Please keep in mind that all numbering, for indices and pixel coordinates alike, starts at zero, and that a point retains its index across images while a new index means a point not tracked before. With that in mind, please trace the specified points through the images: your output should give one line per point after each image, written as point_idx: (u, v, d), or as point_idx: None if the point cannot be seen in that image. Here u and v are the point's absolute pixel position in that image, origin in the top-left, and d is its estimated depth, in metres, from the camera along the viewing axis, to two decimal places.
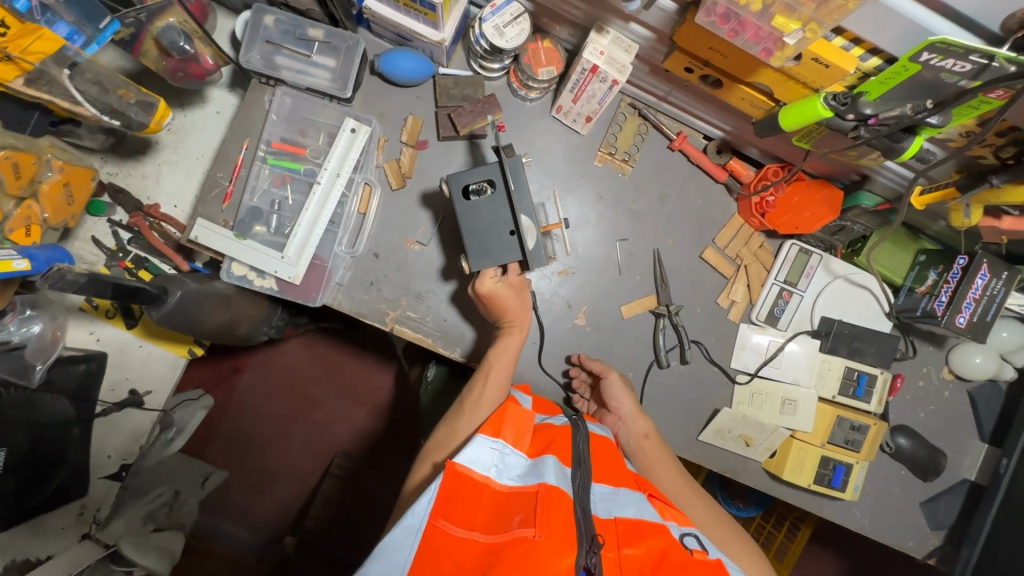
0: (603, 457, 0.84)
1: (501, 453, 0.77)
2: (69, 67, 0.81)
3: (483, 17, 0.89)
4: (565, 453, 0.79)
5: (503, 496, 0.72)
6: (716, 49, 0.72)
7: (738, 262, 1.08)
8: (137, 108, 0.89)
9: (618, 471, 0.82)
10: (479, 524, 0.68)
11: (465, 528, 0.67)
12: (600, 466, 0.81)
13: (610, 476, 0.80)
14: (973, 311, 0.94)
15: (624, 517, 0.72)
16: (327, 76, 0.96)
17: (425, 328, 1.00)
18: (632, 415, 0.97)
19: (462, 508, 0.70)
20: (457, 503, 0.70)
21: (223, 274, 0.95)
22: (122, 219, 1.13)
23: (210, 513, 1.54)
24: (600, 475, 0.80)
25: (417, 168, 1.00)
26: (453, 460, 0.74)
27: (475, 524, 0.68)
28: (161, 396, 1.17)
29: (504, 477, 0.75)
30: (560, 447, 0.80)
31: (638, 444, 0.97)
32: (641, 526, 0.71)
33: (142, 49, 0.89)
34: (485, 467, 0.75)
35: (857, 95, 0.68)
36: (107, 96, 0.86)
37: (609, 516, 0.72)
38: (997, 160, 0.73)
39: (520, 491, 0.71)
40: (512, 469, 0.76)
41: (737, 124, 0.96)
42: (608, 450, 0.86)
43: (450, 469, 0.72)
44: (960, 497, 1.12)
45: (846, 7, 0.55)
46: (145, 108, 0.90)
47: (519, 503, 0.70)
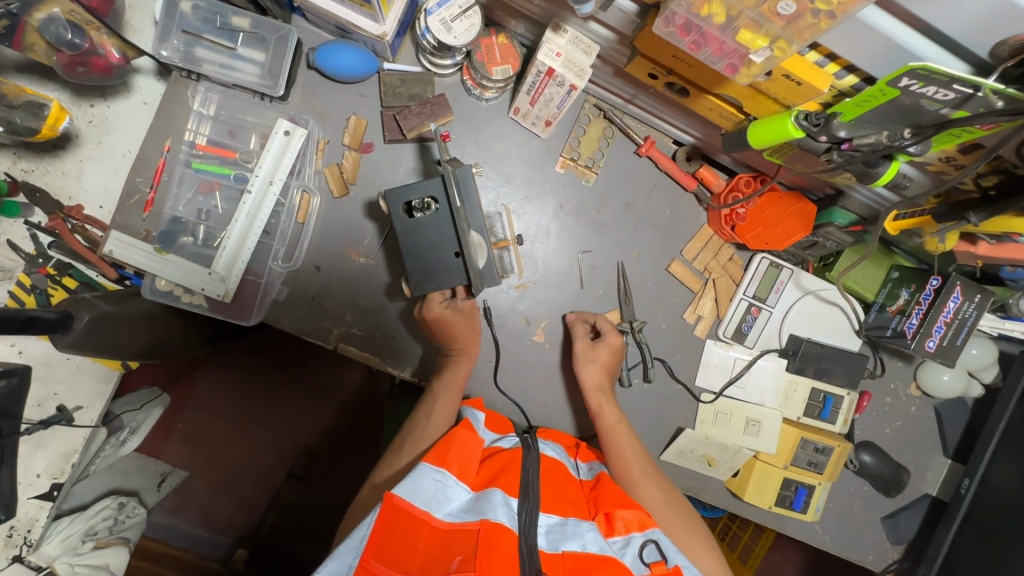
0: (555, 484, 0.76)
1: (440, 484, 0.69)
2: None
3: (428, 9, 0.80)
4: (511, 485, 0.72)
5: (441, 534, 0.64)
6: (679, 57, 0.65)
7: (706, 275, 1.02)
8: (22, 113, 0.79)
9: (569, 499, 0.75)
10: (413, 565, 0.60)
11: (397, 570, 0.58)
12: (549, 493, 0.74)
13: (559, 505, 0.72)
14: (944, 335, 0.90)
15: (571, 551, 0.65)
16: (256, 72, 0.87)
17: (372, 346, 0.94)
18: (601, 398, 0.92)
19: (396, 547, 0.61)
20: (391, 543, 0.61)
21: (146, 291, 0.86)
22: (41, 221, 0.94)
23: (166, 516, 1.48)
24: (548, 503, 0.72)
25: (361, 174, 0.92)
26: (391, 491, 0.65)
27: (410, 564, 0.60)
28: (95, 411, 1.04)
29: (443, 511, 0.67)
30: (507, 479, 0.72)
31: (612, 441, 0.90)
32: (590, 559, 0.63)
33: (26, 43, 0.80)
34: (424, 500, 0.66)
35: (830, 115, 0.62)
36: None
37: (556, 550, 0.65)
38: (978, 188, 0.68)
39: (460, 529, 0.64)
40: (453, 503, 0.69)
41: (706, 132, 0.89)
42: (559, 476, 0.79)
43: (386, 501, 0.63)
44: (920, 513, 1.11)
45: (818, 27, 0.47)
46: (32, 112, 0.79)
47: (458, 542, 0.62)
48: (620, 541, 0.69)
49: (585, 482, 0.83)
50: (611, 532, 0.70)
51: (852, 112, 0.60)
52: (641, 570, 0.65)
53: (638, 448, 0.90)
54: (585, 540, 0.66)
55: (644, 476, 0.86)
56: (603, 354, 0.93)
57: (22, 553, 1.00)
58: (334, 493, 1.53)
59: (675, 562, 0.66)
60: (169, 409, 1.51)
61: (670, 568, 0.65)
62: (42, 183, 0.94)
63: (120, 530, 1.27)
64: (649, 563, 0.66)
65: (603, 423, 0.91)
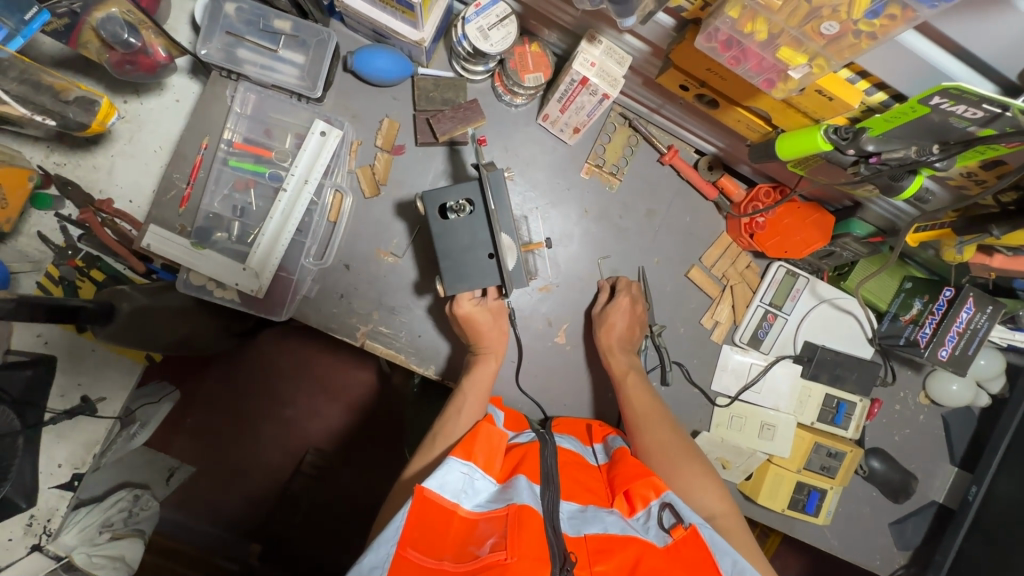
0: (573, 472, 0.78)
1: (470, 476, 0.71)
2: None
3: (466, 17, 0.83)
4: (533, 471, 0.74)
5: (471, 523, 0.66)
6: (714, 71, 0.68)
7: (724, 282, 1.05)
8: (76, 107, 0.83)
9: (589, 486, 0.76)
10: (448, 553, 0.62)
11: (435, 559, 0.61)
12: (567, 482, 0.75)
13: (579, 493, 0.74)
14: (956, 345, 0.92)
15: (594, 533, 0.67)
16: (296, 74, 0.89)
17: (398, 344, 0.95)
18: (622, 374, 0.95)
19: (431, 536, 0.63)
20: (426, 531, 0.63)
21: (178, 284, 0.88)
22: (72, 214, 0.97)
23: (176, 509, 1.49)
24: (568, 491, 0.74)
25: (392, 176, 0.94)
26: (422, 484, 0.66)
27: (445, 553, 0.62)
28: (117, 403, 1.04)
29: (472, 502, 0.69)
30: (528, 467, 0.74)
31: (635, 414, 0.91)
32: (612, 541, 0.66)
33: (80, 40, 0.82)
34: (454, 492, 0.68)
35: (859, 130, 0.64)
36: (39, 95, 0.79)
37: (579, 534, 0.66)
38: (998, 204, 0.71)
39: (489, 516, 0.66)
40: (481, 495, 0.70)
41: (729, 142, 0.92)
42: (576, 466, 0.80)
43: (418, 494, 0.65)
44: (927, 519, 1.14)
45: (860, 46, 0.50)
46: (85, 107, 0.83)
47: (488, 528, 0.65)
48: (643, 517, 0.71)
49: (603, 467, 0.84)
50: (632, 511, 0.72)
51: (881, 127, 0.62)
52: (663, 539, 0.68)
53: (662, 418, 0.90)
54: (607, 522, 0.68)
55: (666, 441, 0.86)
56: (625, 317, 0.96)
57: (41, 542, 1.00)
58: (344, 490, 1.54)
59: (691, 523, 0.69)
60: (180, 404, 1.51)
61: (688, 530, 0.68)
62: (74, 176, 0.97)
63: (135, 522, 1.26)
64: (669, 529, 0.69)
65: (626, 400, 0.93)
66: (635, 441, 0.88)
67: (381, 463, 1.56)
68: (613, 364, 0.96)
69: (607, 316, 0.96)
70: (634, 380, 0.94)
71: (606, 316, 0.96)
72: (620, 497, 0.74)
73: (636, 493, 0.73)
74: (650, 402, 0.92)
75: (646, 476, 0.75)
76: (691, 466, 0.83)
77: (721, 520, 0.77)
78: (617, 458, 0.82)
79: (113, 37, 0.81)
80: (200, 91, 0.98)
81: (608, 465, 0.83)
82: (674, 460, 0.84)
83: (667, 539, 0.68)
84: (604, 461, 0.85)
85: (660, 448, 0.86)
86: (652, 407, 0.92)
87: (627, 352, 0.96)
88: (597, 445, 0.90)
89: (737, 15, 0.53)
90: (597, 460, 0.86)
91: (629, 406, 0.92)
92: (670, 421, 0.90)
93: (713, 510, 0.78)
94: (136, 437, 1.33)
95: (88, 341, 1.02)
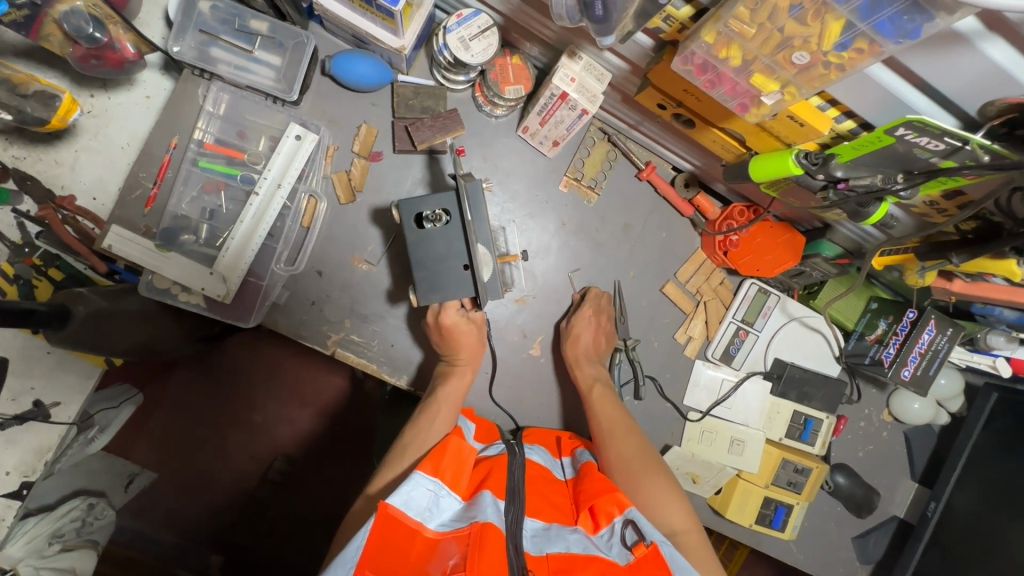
0: (538, 488, 0.79)
1: (437, 495, 0.70)
2: None
3: (448, 27, 0.82)
4: (499, 486, 0.74)
5: (435, 542, 0.65)
6: (691, 92, 0.69)
7: (698, 297, 1.06)
8: (35, 102, 0.79)
9: (554, 503, 0.77)
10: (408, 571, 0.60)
11: None
12: (532, 498, 0.76)
13: (544, 511, 0.74)
14: (918, 365, 0.95)
15: (556, 552, 0.66)
16: (271, 75, 0.87)
17: (370, 353, 0.94)
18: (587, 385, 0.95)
19: (392, 556, 0.61)
20: (385, 553, 0.61)
21: (142, 287, 0.85)
22: (31, 211, 0.95)
23: (133, 519, 1.43)
24: (534, 509, 0.74)
25: (368, 182, 0.93)
26: (386, 500, 0.66)
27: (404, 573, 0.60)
28: (71, 408, 1.03)
29: (436, 522, 0.68)
30: (494, 481, 0.75)
31: (600, 427, 0.91)
32: (574, 560, 0.66)
33: (43, 33, 0.79)
34: (419, 510, 0.68)
35: (828, 156, 0.66)
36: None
37: (541, 553, 0.66)
38: (958, 233, 0.74)
39: (454, 535, 0.65)
40: (445, 513, 0.70)
41: (705, 161, 0.93)
42: (542, 481, 0.82)
43: (381, 511, 0.64)
44: (888, 534, 1.16)
45: (829, 77, 0.51)
46: (43, 103, 0.80)
47: (452, 547, 0.64)
48: (606, 534, 0.72)
49: (569, 483, 0.85)
50: (596, 528, 0.73)
51: (849, 154, 0.64)
52: (626, 557, 0.68)
53: (630, 430, 0.90)
54: (569, 542, 0.69)
55: (632, 456, 0.86)
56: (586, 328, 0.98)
57: None
58: (311, 500, 1.50)
59: (653, 540, 0.68)
60: (141, 408, 1.45)
61: (650, 548, 0.68)
62: (35, 170, 0.96)
63: (88, 531, 1.24)
64: (631, 546, 0.68)
65: (593, 414, 0.93)
66: (601, 456, 0.88)
67: (350, 472, 1.53)
68: (581, 377, 0.96)
69: (573, 328, 0.97)
70: (603, 391, 0.94)
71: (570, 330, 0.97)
72: (584, 514, 0.75)
73: (601, 509, 0.74)
74: (619, 416, 0.92)
75: (610, 492, 0.76)
76: (655, 478, 0.83)
77: (681, 538, 0.76)
78: (583, 473, 0.83)
79: (76, 32, 0.77)
80: (172, 88, 1.00)
81: (574, 480, 0.84)
82: (640, 473, 0.84)
83: (629, 557, 0.67)
84: (571, 476, 0.86)
85: (627, 462, 0.86)
86: (621, 422, 0.91)
87: (594, 364, 0.97)
88: (565, 459, 0.91)
89: (712, 40, 0.54)
90: (564, 475, 0.86)
91: (599, 420, 0.92)
92: (638, 433, 0.90)
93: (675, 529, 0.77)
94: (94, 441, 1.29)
95: (44, 343, 1.01)
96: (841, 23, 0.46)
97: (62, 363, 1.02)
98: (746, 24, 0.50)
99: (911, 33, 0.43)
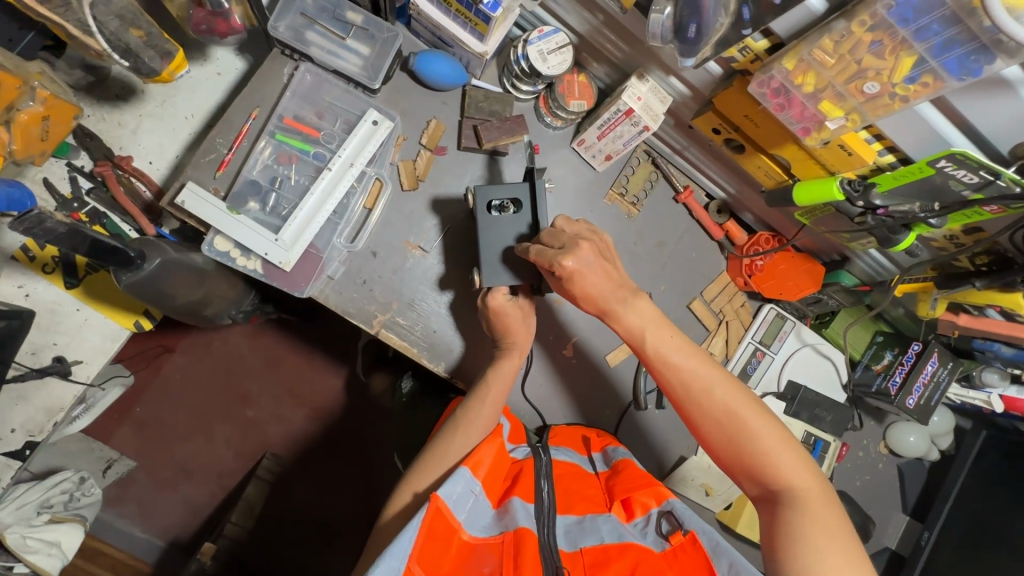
0: (567, 484, 0.81)
1: (477, 497, 0.75)
2: None
3: (529, 39, 0.91)
4: (527, 490, 0.77)
5: (470, 546, 0.69)
6: (751, 117, 0.77)
7: (721, 316, 1.11)
8: (153, 53, 0.78)
9: (585, 495, 0.79)
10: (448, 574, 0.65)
11: None
12: (563, 495, 0.78)
13: (576, 505, 0.77)
14: (921, 395, 1.04)
15: (590, 546, 0.70)
16: (359, 63, 0.92)
17: (412, 337, 0.96)
18: (636, 332, 0.76)
19: (436, 551, 0.65)
20: (432, 549, 0.65)
21: (203, 246, 0.86)
22: (86, 166, 0.97)
23: (109, 505, 1.35)
24: (565, 504, 0.77)
25: (431, 173, 0.98)
26: (436, 493, 0.68)
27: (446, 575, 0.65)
28: (93, 368, 0.99)
29: (474, 526, 0.72)
30: (523, 487, 0.78)
31: (675, 387, 0.75)
32: (609, 550, 0.69)
33: None
34: (462, 512, 0.71)
35: (869, 185, 0.75)
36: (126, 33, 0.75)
37: (576, 549, 0.70)
38: (971, 265, 0.83)
39: (487, 543, 0.70)
40: (482, 519, 0.73)
41: (742, 189, 1.02)
42: (572, 478, 0.83)
43: (432, 505, 0.67)
44: (881, 564, 1.20)
45: (892, 107, 0.60)
46: (160, 54, 0.80)
47: (486, 556, 0.69)
48: (640, 523, 0.76)
49: (602, 476, 0.86)
50: (631, 516, 0.76)
51: (889, 184, 0.73)
52: (661, 544, 0.72)
53: (717, 372, 0.75)
54: (602, 533, 0.72)
55: (729, 409, 0.73)
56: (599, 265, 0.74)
57: None
58: (303, 497, 1.46)
59: (690, 529, 0.73)
60: (130, 391, 1.39)
61: (686, 536, 0.72)
62: (96, 129, 0.97)
63: (76, 507, 1.17)
64: (667, 535, 0.73)
65: (660, 368, 0.76)
66: (688, 417, 0.76)
67: (348, 472, 1.49)
68: (620, 326, 0.76)
69: (579, 274, 0.72)
70: (653, 339, 0.75)
71: (574, 283, 0.73)
72: (617, 504, 0.78)
73: (637, 500, 0.77)
74: (697, 363, 0.75)
75: (648, 485, 0.79)
76: (760, 430, 0.72)
77: (809, 495, 0.70)
78: (619, 468, 0.84)
79: None
80: (244, 68, 1.04)
81: (607, 473, 0.85)
82: (745, 428, 0.73)
83: (665, 545, 0.72)
84: (602, 470, 0.87)
85: (721, 421, 0.73)
86: (701, 369, 0.75)
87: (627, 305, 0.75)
88: (595, 455, 0.92)
89: (792, 67, 0.63)
90: (595, 469, 0.88)
91: (676, 379, 0.75)
92: (724, 371, 0.76)
93: (796, 484, 0.70)
94: (77, 421, 1.23)
95: (74, 300, 0.97)
96: (912, 60, 0.56)
97: (89, 323, 0.99)
98: (828, 54, 0.60)
99: (973, 71, 0.53)
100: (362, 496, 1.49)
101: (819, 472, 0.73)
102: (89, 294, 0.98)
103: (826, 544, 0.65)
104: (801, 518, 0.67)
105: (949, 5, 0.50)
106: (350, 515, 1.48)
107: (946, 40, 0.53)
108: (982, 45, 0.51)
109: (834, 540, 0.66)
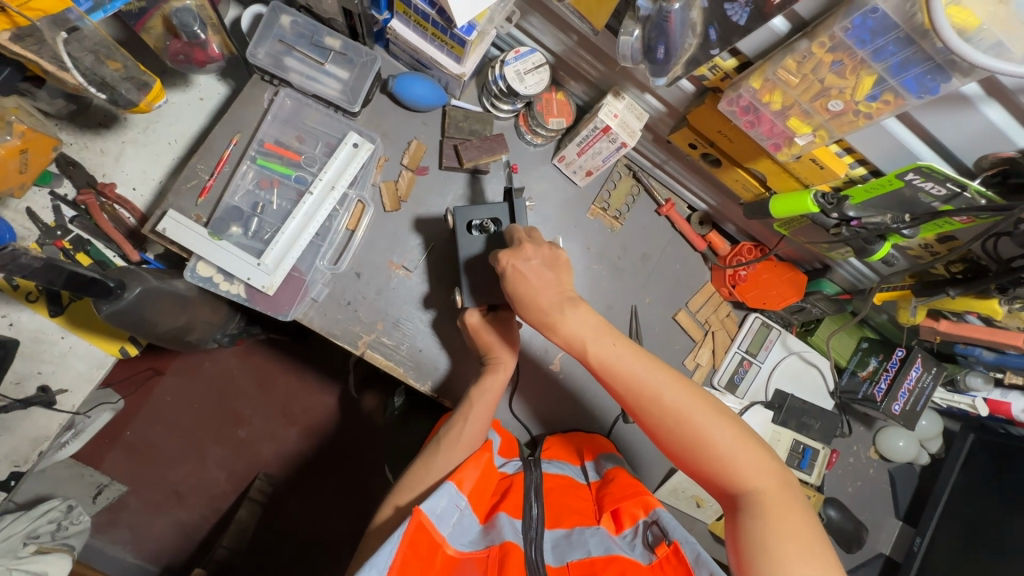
0: (557, 497, 0.81)
1: (463, 512, 0.74)
2: (68, 31, 0.72)
3: (506, 60, 0.92)
4: (515, 504, 0.77)
5: (454, 560, 0.69)
6: (725, 133, 0.78)
7: (706, 327, 1.11)
8: (129, 85, 0.81)
9: (575, 508, 0.79)
10: None
11: None
12: (553, 508, 0.78)
13: (564, 518, 0.77)
14: (907, 400, 1.05)
15: (577, 559, 0.69)
16: (338, 87, 0.93)
17: (398, 357, 0.96)
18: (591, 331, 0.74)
19: (419, 566, 0.65)
20: (416, 563, 0.64)
21: (186, 273, 0.87)
22: (69, 195, 0.97)
23: (97, 533, 1.33)
24: (553, 518, 0.77)
25: (413, 193, 0.99)
26: (419, 507, 0.68)
27: None
28: (79, 397, 0.99)
29: (458, 541, 0.72)
30: (511, 501, 0.78)
31: (625, 395, 0.74)
32: (595, 563, 0.68)
33: (146, 25, 0.85)
34: (446, 526, 0.71)
35: (842, 198, 0.76)
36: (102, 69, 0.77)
37: (563, 563, 0.69)
38: (948, 273, 0.84)
39: (473, 557, 0.70)
40: (467, 533, 0.74)
41: (722, 201, 1.04)
42: (563, 490, 0.83)
43: (415, 518, 0.67)
44: (875, 570, 1.20)
45: (857, 124, 0.62)
46: (137, 86, 0.82)
47: (470, 568, 0.69)
48: (629, 534, 0.75)
49: (593, 486, 0.86)
50: (620, 528, 0.76)
51: (860, 197, 0.74)
52: (648, 557, 0.71)
53: (665, 376, 0.73)
54: (590, 545, 0.71)
55: (682, 414, 0.71)
56: (553, 278, 0.76)
57: None
58: (295, 519, 1.45)
59: (674, 540, 0.70)
60: (119, 415, 1.38)
61: (671, 547, 0.70)
62: (78, 157, 0.98)
63: (64, 536, 1.16)
64: (653, 546, 0.72)
65: (609, 375, 0.74)
66: (643, 425, 0.74)
67: (340, 491, 1.48)
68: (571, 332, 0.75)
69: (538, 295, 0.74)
70: (597, 348, 0.74)
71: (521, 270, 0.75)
72: (607, 515, 0.78)
73: (625, 511, 0.77)
74: (644, 369, 0.73)
75: (638, 495, 0.79)
76: (715, 433, 0.70)
77: (773, 497, 0.67)
78: (611, 477, 0.84)
79: (183, 27, 0.81)
80: (227, 93, 1.05)
81: (598, 484, 0.85)
82: (698, 433, 0.70)
83: (651, 557, 0.71)
84: (595, 481, 0.87)
85: (674, 426, 0.71)
86: (647, 376, 0.73)
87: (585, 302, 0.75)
88: (587, 464, 0.92)
89: (759, 86, 0.64)
90: (587, 480, 0.88)
91: (623, 388, 0.74)
92: (673, 375, 0.74)
93: (758, 487, 0.68)
94: (66, 447, 1.22)
95: (58, 328, 0.97)
96: (872, 79, 0.57)
97: (74, 351, 0.98)
98: (792, 74, 0.62)
99: (931, 90, 0.54)
100: (355, 515, 1.48)
101: (783, 469, 0.70)
102: (73, 323, 0.98)
103: (792, 549, 0.63)
104: (764, 523, 0.65)
105: (903, 28, 0.52)
106: (343, 534, 1.47)
107: (902, 61, 0.54)
108: (937, 64, 0.52)
109: (798, 543, 0.63)
